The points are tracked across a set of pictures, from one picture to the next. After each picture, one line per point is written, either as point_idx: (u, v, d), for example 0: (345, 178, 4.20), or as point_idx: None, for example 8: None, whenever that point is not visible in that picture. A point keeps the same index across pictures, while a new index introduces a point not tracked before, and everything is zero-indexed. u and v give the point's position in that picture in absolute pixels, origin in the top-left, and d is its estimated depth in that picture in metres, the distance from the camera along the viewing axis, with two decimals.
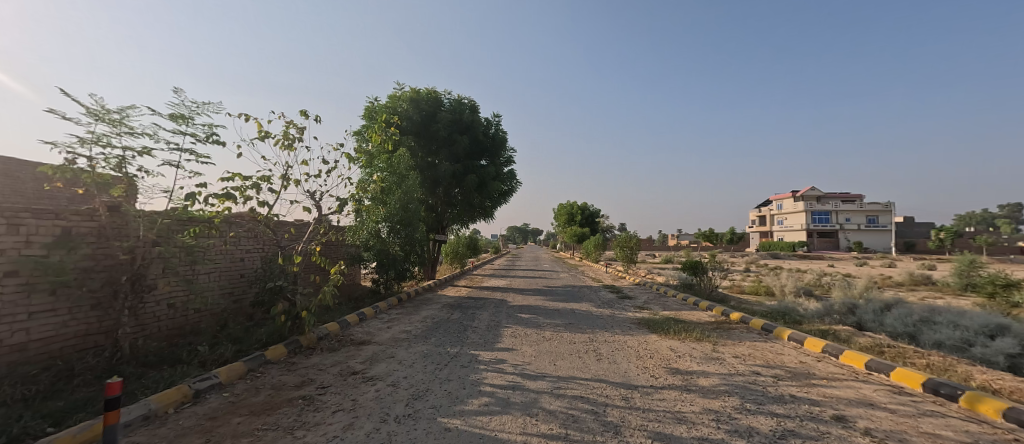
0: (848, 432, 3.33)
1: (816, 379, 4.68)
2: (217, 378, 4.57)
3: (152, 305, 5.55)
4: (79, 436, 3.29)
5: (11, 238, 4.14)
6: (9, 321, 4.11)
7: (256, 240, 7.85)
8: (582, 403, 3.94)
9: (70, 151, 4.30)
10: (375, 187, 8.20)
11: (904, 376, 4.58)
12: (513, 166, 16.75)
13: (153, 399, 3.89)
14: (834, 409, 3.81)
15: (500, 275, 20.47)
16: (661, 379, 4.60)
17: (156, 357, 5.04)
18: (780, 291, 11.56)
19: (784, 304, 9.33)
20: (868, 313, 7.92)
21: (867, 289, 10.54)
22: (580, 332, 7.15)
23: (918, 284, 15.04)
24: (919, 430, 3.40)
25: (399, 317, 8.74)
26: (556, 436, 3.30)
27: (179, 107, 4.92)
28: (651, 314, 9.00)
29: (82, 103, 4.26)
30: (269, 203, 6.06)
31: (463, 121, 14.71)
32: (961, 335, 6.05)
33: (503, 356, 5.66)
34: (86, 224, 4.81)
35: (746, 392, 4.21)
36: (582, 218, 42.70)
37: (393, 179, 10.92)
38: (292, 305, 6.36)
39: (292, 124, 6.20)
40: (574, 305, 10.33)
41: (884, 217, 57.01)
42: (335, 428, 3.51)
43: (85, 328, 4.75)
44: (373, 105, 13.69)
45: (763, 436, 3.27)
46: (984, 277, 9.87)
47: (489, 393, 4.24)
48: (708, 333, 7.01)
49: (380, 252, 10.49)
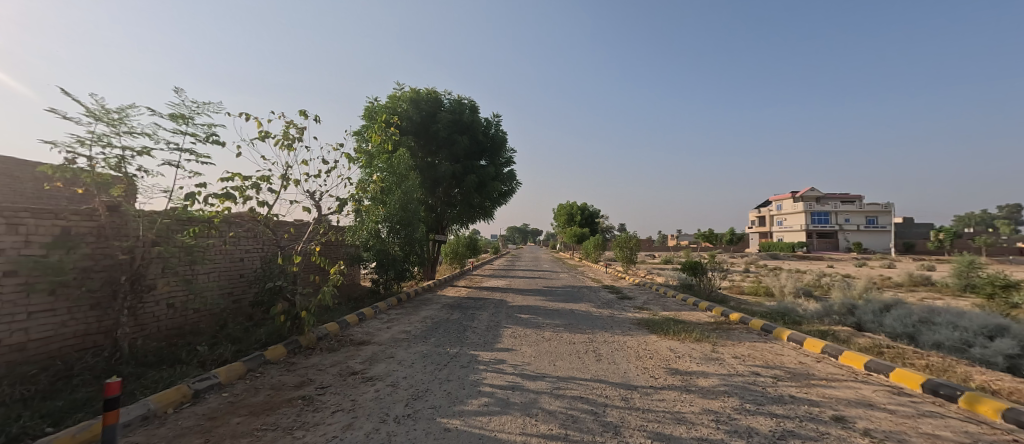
0: (848, 432, 3.33)
1: (816, 380, 4.68)
2: (216, 378, 4.57)
3: (152, 305, 5.54)
4: (79, 436, 3.29)
5: (11, 238, 4.14)
6: (9, 320, 4.11)
7: (256, 240, 7.85)
8: (582, 403, 3.95)
9: (70, 151, 4.30)
10: (375, 187, 8.20)
11: (904, 377, 4.58)
12: (513, 166, 16.76)
13: (153, 399, 3.89)
14: (833, 409, 3.81)
15: (500, 275, 20.51)
16: (661, 379, 4.61)
17: (156, 357, 5.04)
18: (780, 292, 11.57)
19: (783, 305, 9.34)
20: (868, 314, 7.92)
21: (867, 290, 10.55)
22: (580, 332, 7.16)
23: (918, 285, 15.05)
24: (919, 431, 3.40)
25: (399, 317, 8.75)
26: (556, 436, 3.31)
27: (179, 107, 4.92)
28: (651, 314, 9.01)
29: (83, 103, 4.26)
30: (269, 203, 6.04)
31: (463, 121, 14.72)
32: (961, 335, 6.05)
33: (502, 356, 5.67)
34: (86, 224, 4.81)
35: (746, 393, 4.21)
36: (582, 218, 42.72)
37: (393, 179, 10.92)
38: (292, 305, 6.36)
39: (292, 124, 6.19)
40: (574, 305, 10.35)
41: (884, 218, 57.05)
42: (334, 428, 3.51)
43: (84, 328, 4.75)
44: (374, 105, 13.70)
45: (763, 436, 3.28)
46: (984, 277, 9.88)
47: (489, 393, 4.25)
48: (708, 333, 7.02)
49: (380, 252, 10.50)
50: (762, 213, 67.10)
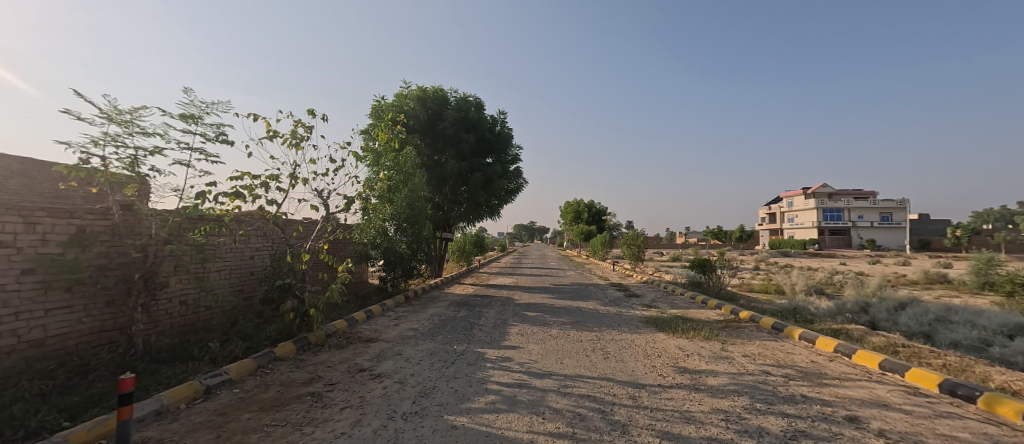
0: (862, 433, 3.27)
1: (828, 379, 4.61)
2: (227, 375, 4.62)
3: (165, 302, 5.63)
4: (94, 431, 3.33)
5: (29, 236, 4.22)
6: (26, 317, 4.20)
7: (266, 238, 7.92)
8: (589, 402, 3.92)
9: (84, 151, 4.37)
10: (382, 185, 8.16)
11: (920, 377, 4.48)
12: (520, 163, 16.69)
13: (165, 395, 3.93)
14: (846, 409, 3.75)
15: (508, 273, 20.56)
16: (669, 378, 4.56)
17: (168, 354, 5.10)
18: (791, 290, 11.41)
19: (794, 303, 9.18)
20: (881, 313, 7.79)
21: (881, 288, 10.37)
22: (587, 330, 7.10)
23: (933, 283, 14.80)
24: (935, 432, 3.32)
25: (405, 315, 8.74)
26: (562, 435, 3.28)
27: (189, 107, 5.00)
28: (659, 312, 8.91)
29: (95, 104, 4.32)
30: (278, 202, 6.12)
31: (470, 119, 14.66)
32: (979, 335, 5.92)
33: (509, 354, 5.64)
34: (100, 222, 4.88)
35: (757, 392, 4.15)
36: (591, 217, 42.37)
37: (399, 177, 10.98)
38: (300, 303, 6.42)
39: (300, 124, 6.23)
40: (581, 303, 10.32)
41: (898, 215, 55.94)
42: (343, 424, 3.51)
43: (100, 325, 4.83)
44: (381, 104, 13.75)
45: (774, 436, 3.22)
46: (1004, 276, 9.61)
47: (495, 391, 4.23)
48: (717, 332, 6.94)
49: (386, 250, 10.55)
50: (773, 211, 66.23)
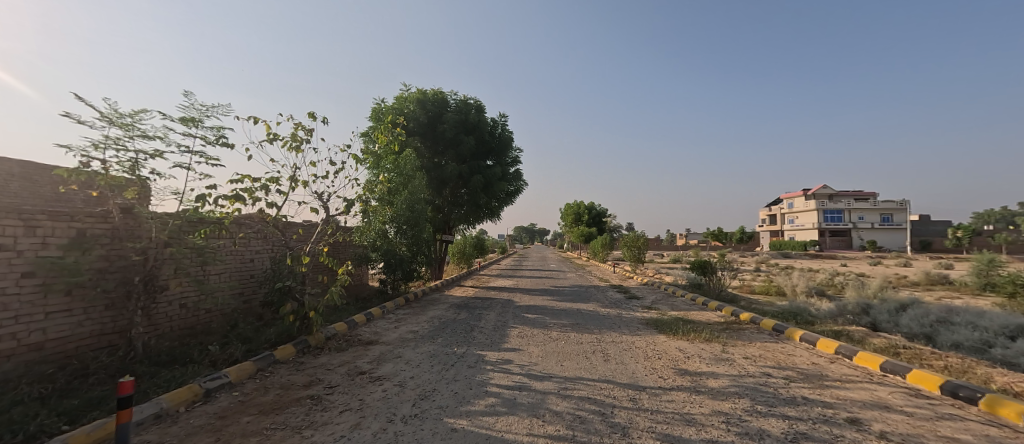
0: (863, 435, 3.25)
1: (829, 381, 4.59)
2: (226, 378, 4.61)
3: (165, 305, 5.63)
4: (93, 434, 3.32)
5: (29, 240, 4.23)
6: (26, 320, 4.20)
7: (266, 241, 7.93)
8: (589, 404, 3.91)
9: (84, 154, 4.37)
10: (382, 187, 8.17)
11: (921, 378, 4.47)
12: (520, 165, 16.70)
13: (165, 398, 3.92)
14: (848, 411, 3.73)
15: (508, 275, 20.55)
16: (670, 380, 4.55)
17: (168, 357, 5.10)
18: (792, 291, 11.39)
19: (795, 304, 9.16)
20: (883, 314, 7.77)
21: (882, 289, 10.35)
22: (587, 332, 7.09)
23: (934, 284, 14.77)
24: (937, 434, 3.31)
25: (406, 317, 8.72)
26: (562, 437, 3.27)
27: (189, 110, 5.00)
28: (660, 314, 8.89)
29: (96, 107, 4.32)
30: (278, 205, 6.13)
31: (469, 121, 14.68)
32: (980, 336, 5.90)
33: (509, 356, 5.62)
34: (100, 225, 4.89)
35: (757, 394, 4.14)
36: (591, 218, 42.41)
37: (399, 179, 10.99)
38: (300, 305, 6.41)
39: (300, 126, 6.24)
40: (581, 305, 10.31)
41: (898, 216, 55.87)
42: (342, 427, 3.50)
43: (99, 328, 4.83)
44: (381, 106, 13.78)
45: (775, 438, 3.21)
46: (1006, 277, 9.58)
47: (496, 394, 4.22)
48: (718, 333, 6.92)
49: (386, 252, 10.55)
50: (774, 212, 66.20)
